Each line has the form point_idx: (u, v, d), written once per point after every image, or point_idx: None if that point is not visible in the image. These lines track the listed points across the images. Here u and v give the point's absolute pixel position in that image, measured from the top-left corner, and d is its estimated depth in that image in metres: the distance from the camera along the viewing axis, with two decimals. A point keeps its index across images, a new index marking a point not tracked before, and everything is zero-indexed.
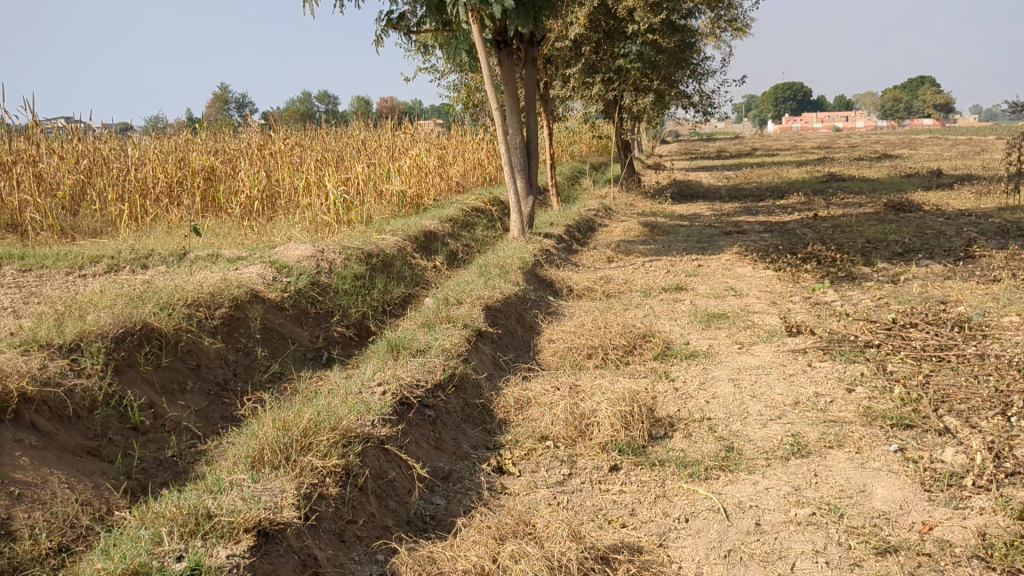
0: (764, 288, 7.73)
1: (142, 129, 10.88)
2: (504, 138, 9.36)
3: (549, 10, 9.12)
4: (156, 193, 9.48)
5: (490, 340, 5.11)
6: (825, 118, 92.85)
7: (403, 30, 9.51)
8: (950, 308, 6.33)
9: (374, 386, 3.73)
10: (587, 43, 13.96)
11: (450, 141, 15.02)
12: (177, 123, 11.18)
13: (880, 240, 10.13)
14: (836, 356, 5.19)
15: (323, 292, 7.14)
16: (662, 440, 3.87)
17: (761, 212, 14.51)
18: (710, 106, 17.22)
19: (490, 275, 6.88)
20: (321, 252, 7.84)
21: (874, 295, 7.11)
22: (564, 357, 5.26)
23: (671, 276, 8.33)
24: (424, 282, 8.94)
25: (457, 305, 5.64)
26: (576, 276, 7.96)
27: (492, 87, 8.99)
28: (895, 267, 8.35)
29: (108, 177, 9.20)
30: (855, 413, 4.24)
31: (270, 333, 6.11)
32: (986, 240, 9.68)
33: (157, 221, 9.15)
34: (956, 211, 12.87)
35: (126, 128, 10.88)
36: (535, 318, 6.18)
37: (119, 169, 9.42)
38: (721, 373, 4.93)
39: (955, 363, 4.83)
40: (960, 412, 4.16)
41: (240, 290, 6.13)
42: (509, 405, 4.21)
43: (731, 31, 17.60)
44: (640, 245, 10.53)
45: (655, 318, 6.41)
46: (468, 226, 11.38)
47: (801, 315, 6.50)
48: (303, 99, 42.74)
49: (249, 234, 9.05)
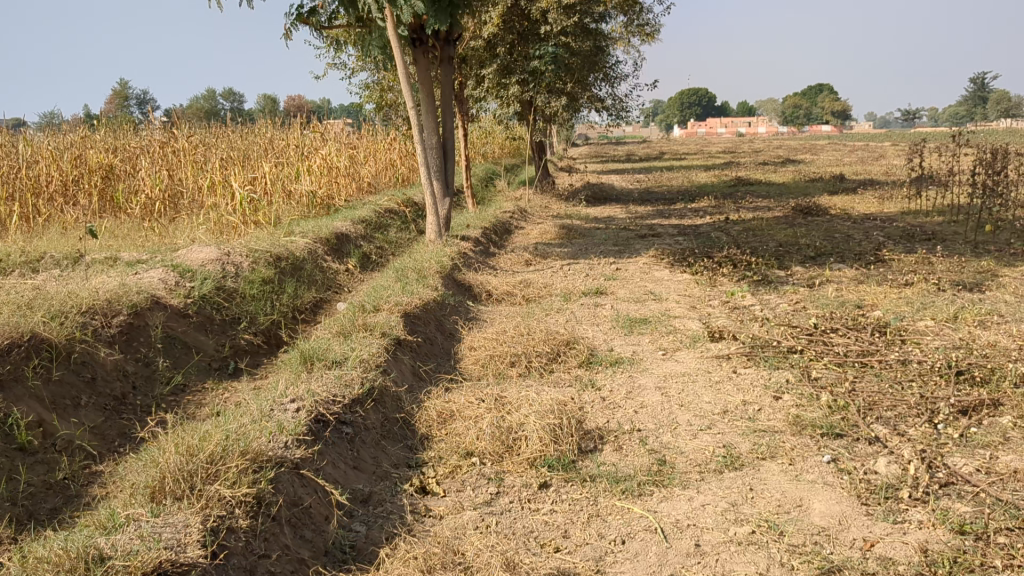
0: (683, 292, 7.69)
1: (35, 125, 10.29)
2: (420, 138, 9.13)
3: (465, 8, 8.94)
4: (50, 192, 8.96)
5: (409, 349, 4.89)
6: (730, 124, 94.99)
7: (314, 25, 9.20)
8: (867, 312, 6.37)
9: (286, 402, 3.47)
10: (502, 44, 13.76)
11: (362, 141, 14.70)
12: (73, 119, 10.61)
13: (793, 244, 10.24)
14: (761, 363, 5.13)
15: (229, 298, 6.80)
16: (592, 454, 3.72)
17: (675, 214, 14.60)
18: (623, 109, 17.28)
19: (406, 279, 6.64)
20: (227, 255, 7.48)
21: (791, 298, 7.13)
22: (486, 366, 5.07)
23: (590, 280, 8.23)
24: (336, 286, 8.64)
25: (374, 312, 5.39)
26: (494, 280, 7.78)
27: (407, 86, 8.75)
28: (810, 271, 8.41)
29: None
30: (785, 421, 4.16)
31: (172, 341, 5.77)
32: (894, 244, 9.87)
33: (50, 222, 8.64)
34: (862, 215, 13.16)
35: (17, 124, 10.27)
36: (455, 324, 5.97)
37: (9, 166, 8.86)
38: (648, 381, 4.81)
39: (879, 369, 4.81)
40: (888, 420, 4.12)
41: (140, 296, 5.76)
42: (431, 419, 4.00)
43: (643, 35, 17.69)
44: (557, 248, 10.42)
45: (577, 324, 6.27)
46: (382, 228, 11.10)
47: (722, 319, 6.45)
48: (208, 97, 41.41)
49: (151, 236, 8.60)
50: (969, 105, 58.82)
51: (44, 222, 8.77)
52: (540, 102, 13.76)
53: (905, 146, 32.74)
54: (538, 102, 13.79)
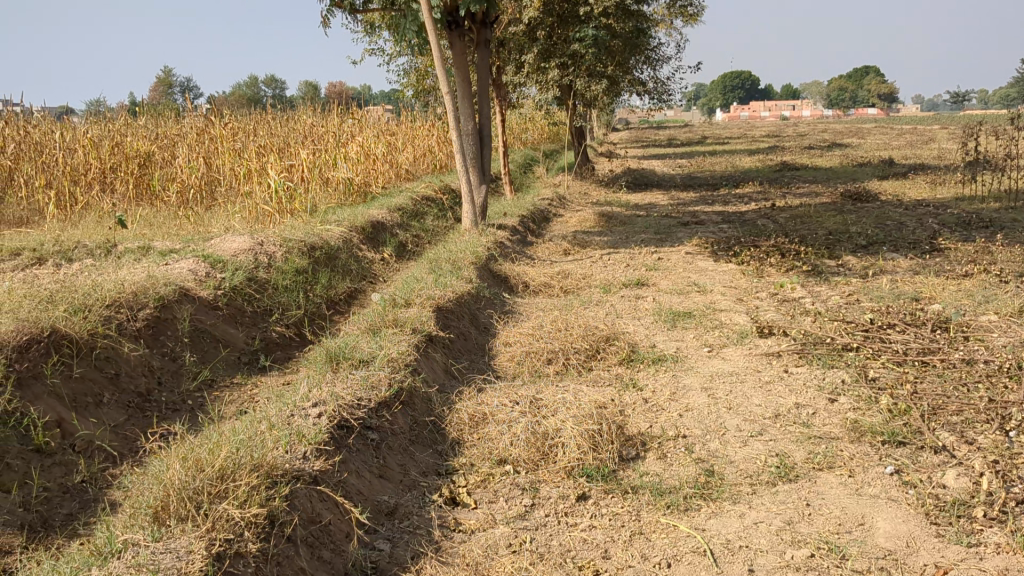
0: (729, 283, 7.38)
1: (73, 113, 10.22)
2: (456, 124, 8.90)
3: None
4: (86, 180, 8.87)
5: (441, 346, 4.68)
6: (774, 107, 93.53)
7: (348, 9, 9.00)
8: (925, 305, 6.03)
9: (308, 406, 3.26)
10: (541, 28, 13.46)
11: (400, 127, 14.50)
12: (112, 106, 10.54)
13: (843, 232, 9.86)
14: (813, 362, 4.84)
15: (261, 289, 6.63)
16: (634, 462, 3.47)
17: (718, 201, 14.25)
18: (665, 93, 16.89)
19: (441, 270, 6.41)
20: (260, 244, 7.32)
21: (843, 290, 6.81)
22: (523, 364, 4.84)
23: (631, 270, 7.95)
24: (371, 276, 8.45)
25: (406, 307, 5.17)
26: (533, 271, 7.54)
27: (443, 70, 8.51)
28: (861, 261, 8.06)
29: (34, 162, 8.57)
30: (841, 427, 3.88)
31: (200, 335, 5.60)
32: (950, 232, 9.46)
33: (86, 211, 8.54)
34: (914, 201, 12.71)
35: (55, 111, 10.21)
36: (490, 318, 5.74)
37: (46, 154, 8.78)
38: (693, 381, 4.54)
39: (941, 370, 4.49)
40: (954, 426, 3.82)
41: (168, 288, 5.60)
42: (463, 421, 3.78)
43: (686, 17, 17.26)
44: (597, 237, 10.14)
45: (617, 317, 6.01)
46: (418, 216, 10.90)
47: (770, 313, 6.15)
48: (249, 84, 41.36)
49: (185, 225, 8.48)
50: (1022, 87, 57.29)
51: (81, 210, 8.69)
52: (580, 86, 13.44)
53: (956, 130, 31.89)
54: (578, 86, 13.48)
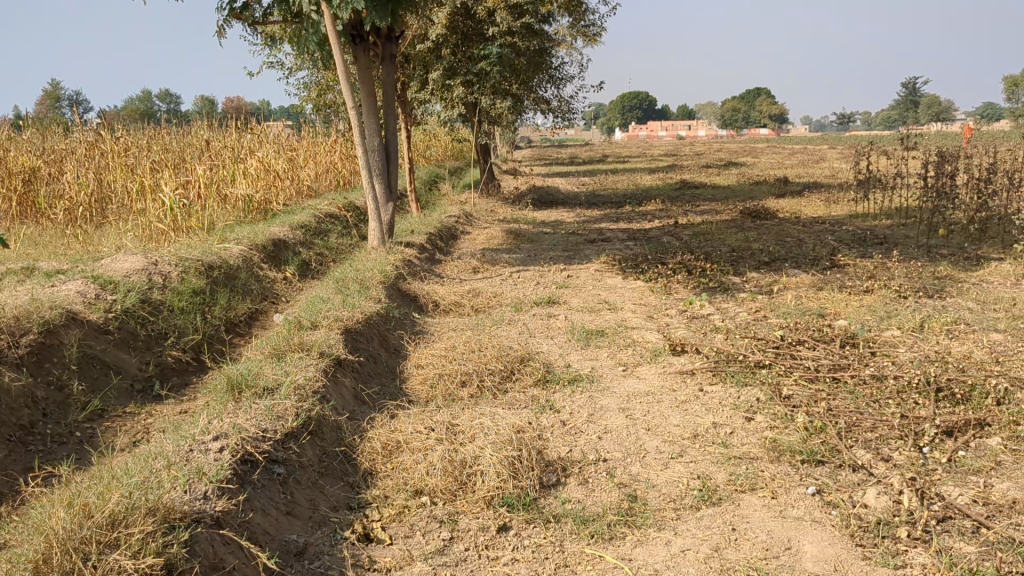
0: (638, 300, 7.37)
1: None
2: (361, 140, 8.69)
3: (407, 5, 8.52)
4: None
5: (350, 370, 4.48)
6: (671, 126, 95.65)
7: (247, 21, 8.72)
8: (831, 321, 6.11)
9: (208, 439, 3.04)
10: (446, 45, 13.36)
11: (302, 143, 14.19)
12: (2, 120, 10.07)
13: (745, 248, 10.01)
14: (728, 379, 4.82)
15: (155, 311, 6.29)
16: (555, 489, 3.35)
17: (622, 218, 14.37)
18: (569, 111, 16.99)
19: (347, 290, 6.20)
20: (154, 263, 6.97)
21: (750, 307, 6.87)
22: (435, 387, 4.68)
23: (541, 288, 7.88)
24: (273, 296, 8.16)
25: (312, 329, 4.95)
26: (442, 289, 7.39)
27: (347, 85, 8.30)
28: (765, 277, 8.17)
29: None
30: (760, 447, 3.84)
31: (89, 361, 5.26)
32: (847, 248, 9.70)
33: None
34: (811, 219, 13.04)
35: None
36: (400, 340, 5.56)
37: None
38: (610, 401, 4.45)
39: (852, 386, 4.52)
40: (869, 443, 3.82)
41: (53, 311, 5.25)
42: (375, 451, 3.59)
43: (589, 36, 17.41)
44: (505, 254, 10.05)
45: (530, 336, 5.91)
46: (322, 234, 10.63)
47: (681, 330, 6.15)
48: (143, 99, 40.01)
49: (73, 243, 8.06)
50: (903, 110, 60.04)
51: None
52: (485, 104, 13.37)
53: (845, 150, 33.09)
54: (483, 104, 13.41)
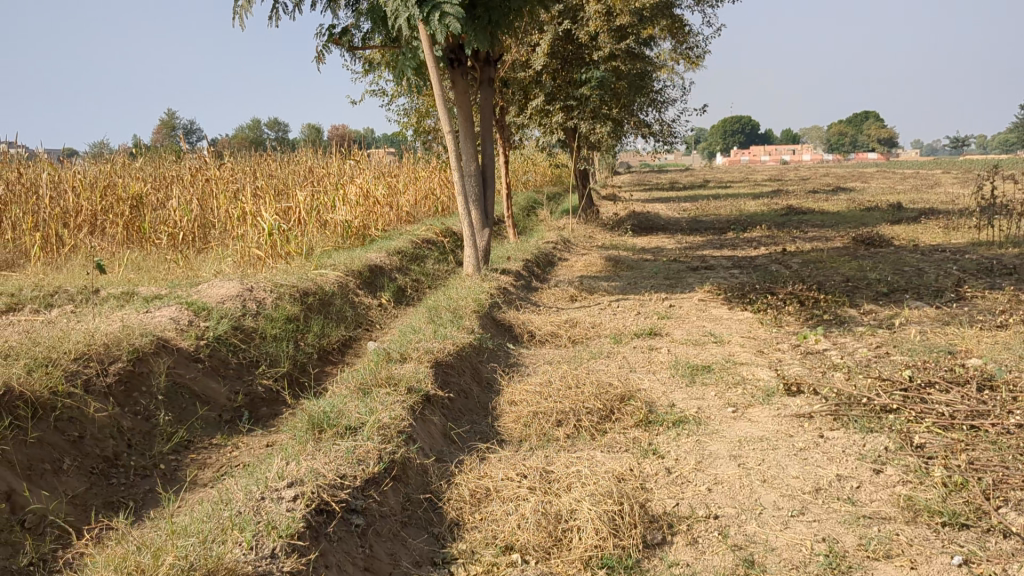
0: (746, 333, 6.93)
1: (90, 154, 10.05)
2: (458, 166, 8.50)
3: (506, 27, 8.31)
4: (77, 222, 8.58)
5: (439, 407, 4.23)
6: (775, 151, 93.70)
7: (346, 46, 8.67)
8: (963, 360, 5.58)
9: (281, 486, 2.80)
10: (546, 69, 13.16)
11: (401, 169, 14.17)
12: (121, 148, 10.31)
13: (861, 278, 9.44)
14: (851, 425, 4.39)
15: (247, 339, 6.17)
16: (661, 550, 3.01)
17: (727, 245, 13.85)
18: (671, 135, 16.57)
19: (440, 320, 5.98)
20: (249, 290, 6.89)
21: (870, 342, 6.36)
22: (528, 427, 4.38)
23: (642, 319, 7.52)
24: (367, 323, 8.02)
25: (401, 362, 4.73)
26: (538, 319, 7.10)
27: (444, 109, 8.12)
28: (884, 310, 7.62)
29: (23, 204, 8.28)
30: (893, 506, 3.41)
31: (178, 391, 5.15)
32: (974, 279, 9.02)
33: (74, 254, 8.20)
34: (930, 247, 12.30)
35: (69, 153, 10.03)
36: (493, 373, 5.30)
37: (37, 198, 8.51)
38: (719, 447, 4.07)
39: (995, 437, 4.03)
40: (1021, 504, 3.34)
41: (144, 339, 5.16)
42: (463, 499, 3.31)
43: (692, 59, 16.98)
44: (605, 282, 9.71)
45: (630, 372, 5.56)
46: (418, 260, 10.49)
47: (794, 367, 5.71)
48: (254, 127, 41.05)
49: (175, 268, 8.08)
50: (1023, 133, 57.41)
51: (69, 252, 8.34)
52: (585, 129, 13.10)
53: (960, 176, 31.67)
54: (583, 128, 13.13)
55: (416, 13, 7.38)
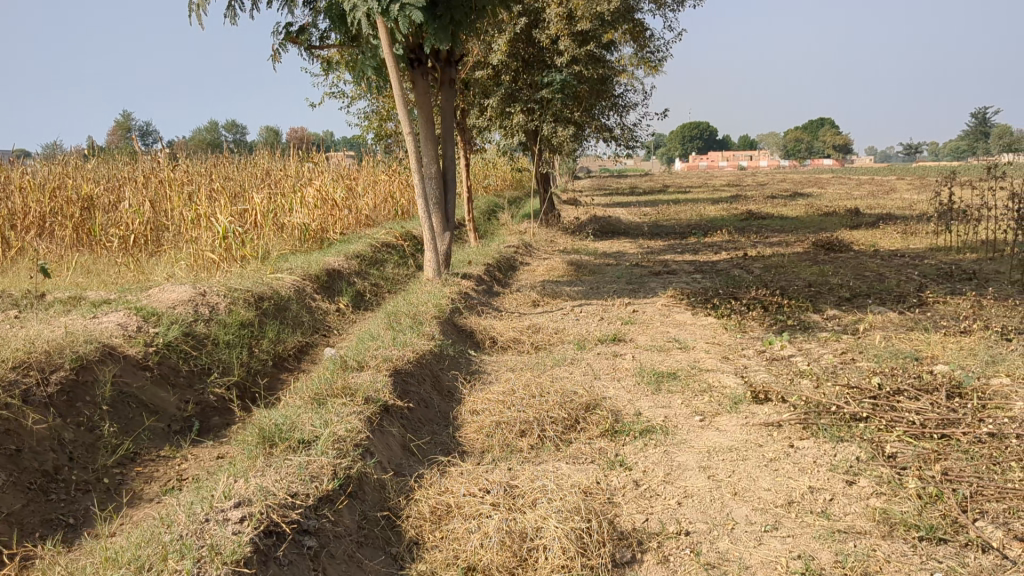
0: (711, 339, 6.84)
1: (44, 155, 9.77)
2: (419, 167, 8.32)
3: (468, 27, 8.15)
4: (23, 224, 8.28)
5: (398, 417, 4.07)
6: (733, 157, 94.53)
7: (303, 44, 8.46)
8: (929, 367, 5.52)
9: (228, 506, 2.62)
10: (507, 71, 13.02)
11: (361, 172, 13.95)
12: (76, 148, 10.02)
13: (823, 283, 9.41)
14: (821, 434, 4.29)
15: (199, 345, 5.94)
16: (631, 570, 2.87)
17: (688, 249, 13.82)
18: (632, 139, 16.52)
19: (399, 326, 5.81)
20: (202, 294, 6.67)
21: (836, 348, 6.30)
22: (491, 437, 4.23)
23: (606, 324, 7.41)
24: (324, 328, 7.82)
25: (358, 370, 4.55)
26: (500, 324, 6.96)
27: (404, 109, 7.94)
28: (848, 315, 7.58)
29: None
30: (868, 519, 3.31)
31: (124, 400, 4.92)
32: (935, 285, 9.03)
33: (20, 258, 7.90)
34: (889, 252, 12.35)
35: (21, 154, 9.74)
36: (454, 380, 5.13)
37: None
38: (688, 458, 3.95)
39: (966, 446, 3.95)
40: (998, 517, 3.25)
41: (88, 347, 4.92)
42: (423, 516, 3.14)
43: (653, 64, 16.95)
44: (567, 287, 9.59)
45: (595, 379, 5.43)
46: (377, 264, 10.30)
47: (760, 374, 5.62)
48: (211, 128, 40.39)
49: (126, 272, 7.82)
50: (974, 140, 58.48)
51: (15, 255, 8.03)
52: (546, 132, 12.99)
53: (916, 182, 32.07)
54: (545, 132, 13.02)
55: (375, 10, 7.20)
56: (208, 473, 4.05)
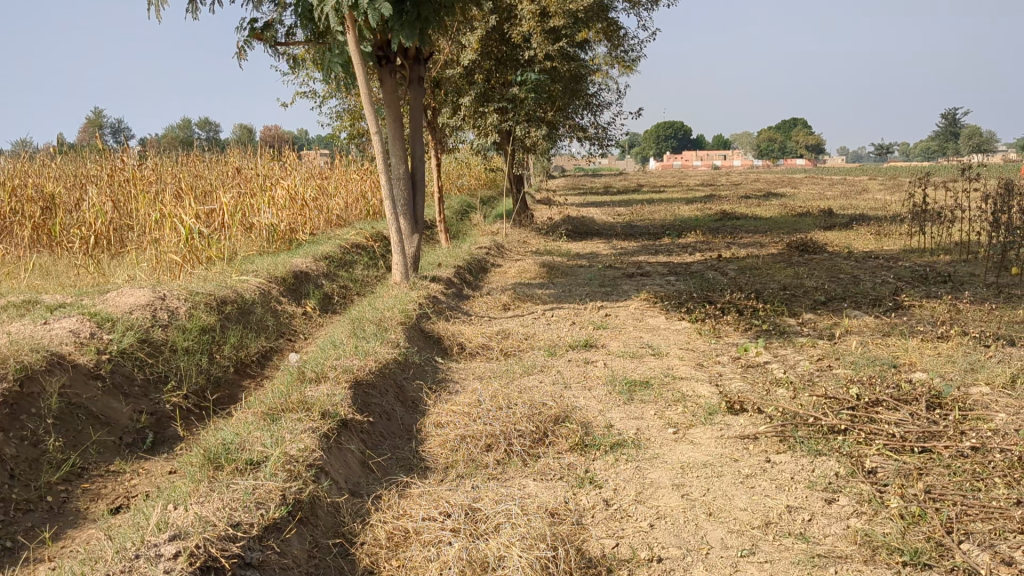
0: (684, 345, 6.69)
1: (12, 153, 9.50)
2: (386, 168, 8.10)
3: (438, 23, 7.93)
4: None
5: (356, 432, 3.88)
6: (707, 156, 94.84)
7: (269, 41, 8.22)
8: (907, 374, 5.39)
9: (162, 540, 2.42)
10: (480, 70, 12.82)
11: (332, 171, 13.69)
12: (48, 147, 9.76)
13: (798, 286, 9.30)
14: (797, 447, 4.15)
15: (156, 352, 5.69)
16: None
17: (662, 250, 13.71)
18: (606, 139, 16.38)
19: (363, 333, 5.60)
20: (160, 298, 6.41)
21: (811, 354, 6.16)
22: (455, 452, 4.04)
23: (578, 329, 7.24)
24: (289, 333, 7.59)
25: (317, 382, 4.34)
26: (469, 329, 6.77)
27: (372, 108, 7.71)
28: (824, 319, 7.45)
29: None
30: (849, 542, 3.16)
31: (71, 412, 4.65)
32: (910, 288, 8.95)
33: None
34: (863, 253, 12.30)
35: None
36: (419, 391, 4.94)
37: None
38: (661, 475, 3.78)
39: (948, 461, 3.80)
40: (984, 539, 3.11)
41: (34, 355, 4.65)
42: (378, 543, 2.95)
43: (627, 64, 16.81)
44: (539, 290, 9.42)
45: (566, 388, 5.25)
46: (346, 265, 10.07)
47: (735, 382, 5.47)
48: (180, 125, 39.64)
49: (84, 274, 7.53)
50: (944, 141, 59.00)
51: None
52: (519, 131, 12.81)
53: (887, 183, 32.22)
54: (517, 131, 12.84)
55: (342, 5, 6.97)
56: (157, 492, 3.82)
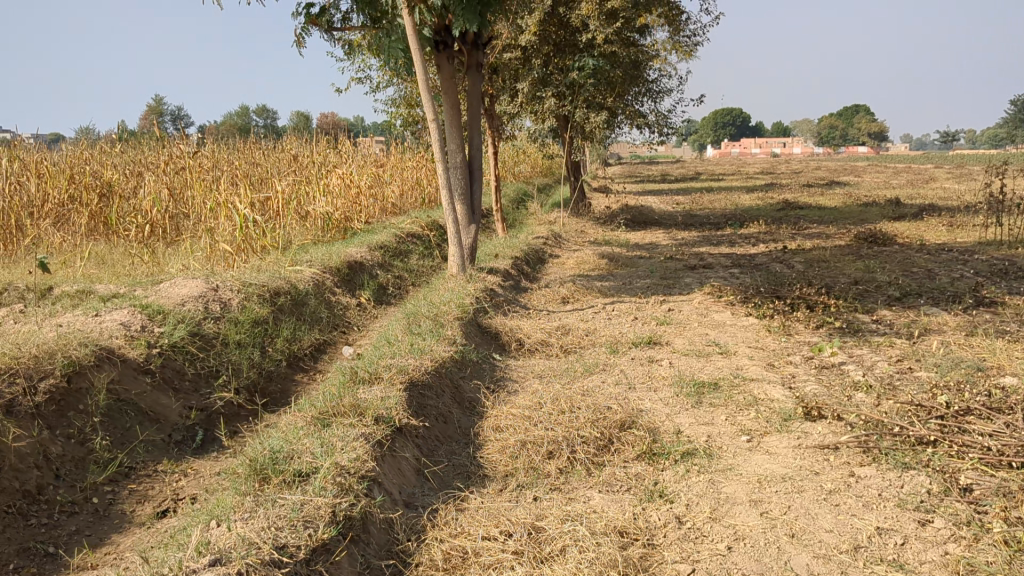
0: (753, 342, 6.39)
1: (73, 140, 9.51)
2: (444, 156, 7.89)
3: (497, 6, 7.67)
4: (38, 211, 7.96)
5: (411, 439, 3.69)
6: (766, 144, 93.18)
7: (325, 27, 8.05)
8: (997, 380, 5.02)
9: (201, 566, 2.25)
10: (537, 55, 12.55)
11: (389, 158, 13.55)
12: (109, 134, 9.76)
13: (869, 281, 8.88)
14: (883, 460, 3.84)
15: (207, 346, 5.55)
16: None
17: (723, 241, 13.32)
18: (666, 126, 15.98)
19: (419, 329, 5.40)
20: (213, 289, 6.29)
21: (890, 355, 5.81)
22: (515, 459, 3.82)
23: (641, 325, 6.97)
24: (344, 325, 7.44)
25: (370, 383, 4.15)
26: (528, 324, 6.54)
27: (429, 94, 7.49)
28: (900, 317, 7.06)
29: None
30: (948, 572, 2.85)
31: (120, 409, 4.53)
32: (991, 283, 8.47)
33: (34, 249, 7.58)
34: (936, 246, 11.78)
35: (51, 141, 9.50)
36: (476, 391, 4.73)
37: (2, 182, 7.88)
38: (737, 490, 3.51)
39: None
40: None
41: (83, 349, 4.52)
42: (434, 565, 2.74)
43: (688, 50, 16.38)
44: (598, 282, 9.15)
45: (629, 390, 4.99)
46: (401, 255, 9.91)
47: (809, 384, 5.16)
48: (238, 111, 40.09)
49: (140, 262, 7.46)
50: (1014, 128, 57.13)
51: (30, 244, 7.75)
52: (578, 118, 12.48)
53: (957, 172, 31.15)
54: (576, 117, 12.52)
55: None
56: (204, 498, 3.66)
